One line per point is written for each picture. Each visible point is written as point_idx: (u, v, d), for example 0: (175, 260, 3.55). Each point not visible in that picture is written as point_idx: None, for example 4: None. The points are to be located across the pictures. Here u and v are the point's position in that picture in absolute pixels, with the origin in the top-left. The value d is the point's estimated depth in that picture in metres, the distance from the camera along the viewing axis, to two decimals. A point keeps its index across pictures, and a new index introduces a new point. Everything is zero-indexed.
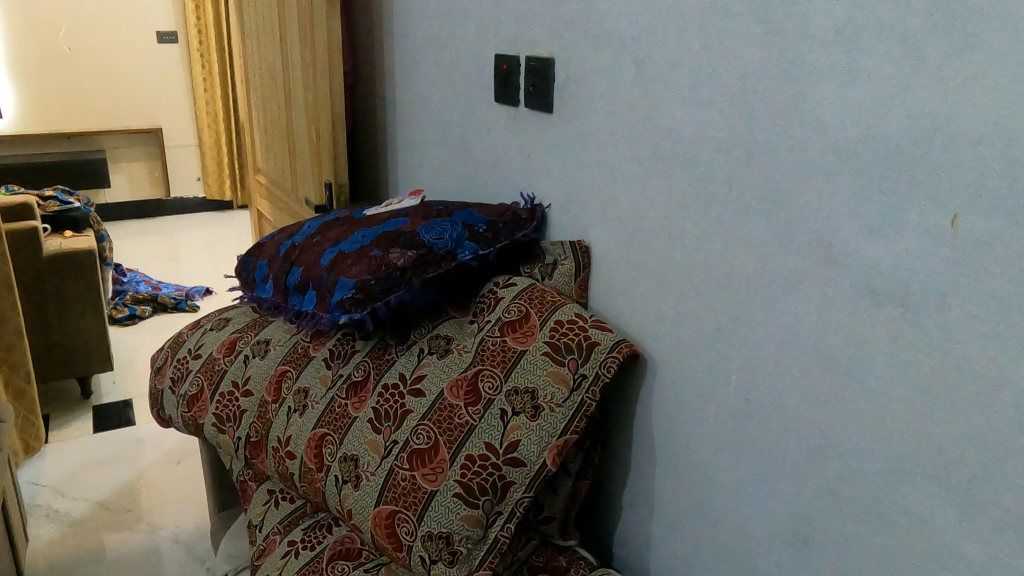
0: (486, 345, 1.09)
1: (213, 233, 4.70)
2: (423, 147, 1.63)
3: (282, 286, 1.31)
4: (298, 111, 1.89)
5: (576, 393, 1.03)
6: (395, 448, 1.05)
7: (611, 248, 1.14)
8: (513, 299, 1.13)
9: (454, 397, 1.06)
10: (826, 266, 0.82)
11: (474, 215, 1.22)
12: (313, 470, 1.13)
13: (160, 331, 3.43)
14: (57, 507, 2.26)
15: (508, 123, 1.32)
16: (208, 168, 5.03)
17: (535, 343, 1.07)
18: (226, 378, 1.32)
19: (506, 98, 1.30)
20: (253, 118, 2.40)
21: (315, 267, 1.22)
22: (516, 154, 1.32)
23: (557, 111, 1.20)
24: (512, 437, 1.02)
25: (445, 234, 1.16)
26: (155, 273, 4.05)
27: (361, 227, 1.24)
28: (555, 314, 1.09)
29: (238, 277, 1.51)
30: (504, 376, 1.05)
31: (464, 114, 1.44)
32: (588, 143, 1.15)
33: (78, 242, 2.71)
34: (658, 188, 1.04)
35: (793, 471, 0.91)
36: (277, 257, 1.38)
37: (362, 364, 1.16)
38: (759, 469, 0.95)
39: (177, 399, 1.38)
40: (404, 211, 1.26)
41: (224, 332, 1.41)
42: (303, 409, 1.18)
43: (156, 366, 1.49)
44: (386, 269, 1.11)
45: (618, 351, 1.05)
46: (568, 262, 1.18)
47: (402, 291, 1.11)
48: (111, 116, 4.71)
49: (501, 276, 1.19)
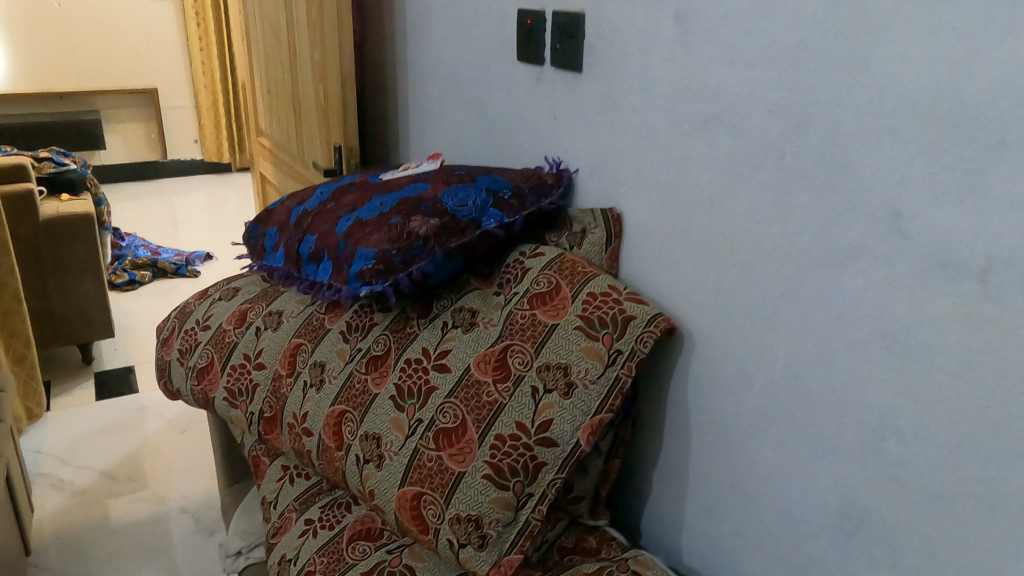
0: (514, 319, 1.04)
1: (212, 197, 4.62)
2: (438, 110, 1.55)
3: (294, 255, 1.25)
4: (304, 71, 1.80)
5: (610, 369, 0.98)
6: (420, 427, 1.00)
7: (645, 217, 1.08)
8: (542, 270, 1.07)
9: (482, 373, 1.00)
10: (892, 237, 0.76)
11: (498, 180, 1.15)
12: (332, 448, 1.08)
13: (161, 297, 3.37)
14: (62, 476, 2.22)
15: (532, 83, 1.25)
16: (205, 130, 4.93)
17: (567, 317, 1.01)
18: (237, 351, 1.27)
19: (529, 56, 1.22)
20: (255, 78, 2.31)
21: (330, 235, 1.16)
22: (540, 117, 1.25)
23: (585, 69, 1.13)
24: (544, 415, 0.97)
25: (468, 201, 1.10)
26: (154, 236, 3.98)
27: (379, 193, 1.18)
28: (588, 285, 1.03)
29: (245, 246, 1.44)
30: (535, 351, 1.00)
31: (483, 73, 1.37)
32: (619, 103, 1.08)
33: (75, 205, 2.64)
34: (699, 152, 0.97)
35: (843, 452, 0.86)
36: (288, 225, 1.31)
37: (382, 337, 1.11)
38: (806, 449, 0.90)
39: (186, 371, 1.33)
40: (422, 177, 1.19)
41: (233, 303, 1.35)
42: (320, 384, 1.13)
43: (163, 337, 1.43)
44: (407, 238, 1.05)
45: (655, 325, 0.99)
46: (598, 231, 1.12)
47: (425, 261, 1.05)
48: (103, 75, 4.60)
49: (527, 245, 1.13)
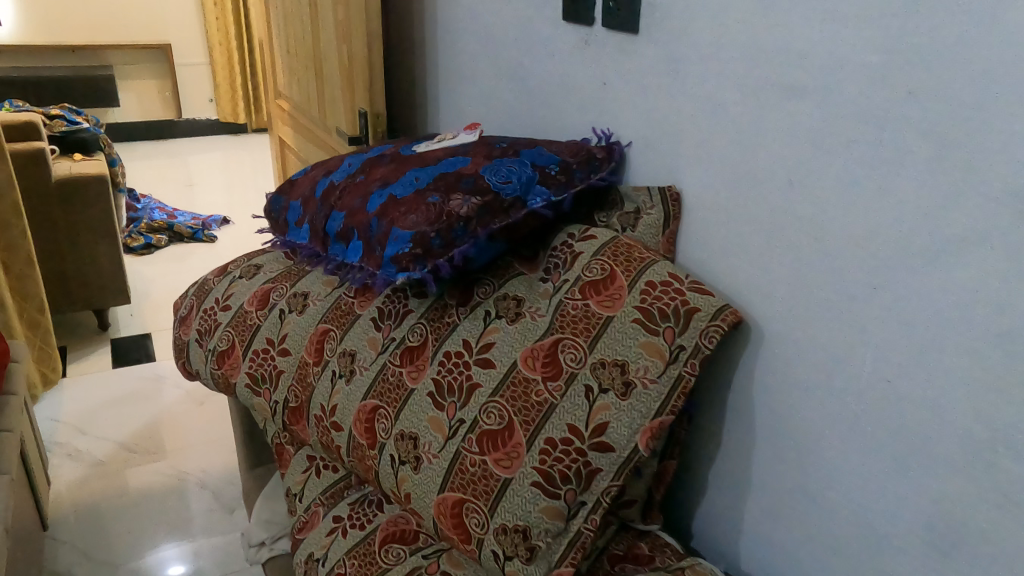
0: (564, 310, 0.94)
1: (228, 158, 4.51)
2: (473, 73, 1.43)
3: (320, 232, 1.15)
4: (326, 30, 1.69)
5: (672, 367, 0.88)
6: (462, 428, 0.91)
7: (707, 196, 0.96)
8: (593, 255, 0.97)
9: (530, 370, 0.91)
10: (1016, 226, 0.64)
11: (544, 154, 1.04)
12: (364, 446, 1.00)
13: (177, 262, 3.30)
14: (78, 446, 2.16)
15: (579, 46, 1.12)
16: (221, 89, 4.80)
17: (623, 308, 0.92)
18: (259, 335, 1.18)
19: (576, 16, 1.10)
20: (273, 37, 2.19)
21: (361, 212, 1.06)
22: (587, 83, 1.13)
23: (641, 29, 1.00)
24: (599, 418, 0.88)
25: (513, 176, 0.99)
26: (169, 198, 3.89)
27: (413, 167, 1.08)
28: (646, 273, 0.93)
29: (268, 219, 1.35)
30: (589, 346, 0.91)
31: (525, 34, 1.24)
32: (681, 69, 0.96)
33: (87, 167, 2.55)
34: (777, 125, 0.85)
35: (936, 472, 0.75)
36: (313, 198, 1.22)
37: (417, 326, 1.01)
38: (893, 463, 0.79)
39: (205, 354, 1.24)
40: (459, 150, 1.09)
41: (255, 281, 1.26)
42: (350, 375, 1.04)
43: (181, 315, 1.34)
44: (447, 219, 0.95)
45: (722, 320, 0.89)
46: (655, 211, 1.00)
47: (466, 245, 0.95)
48: (117, 30, 4.50)
49: (575, 225, 1.03)
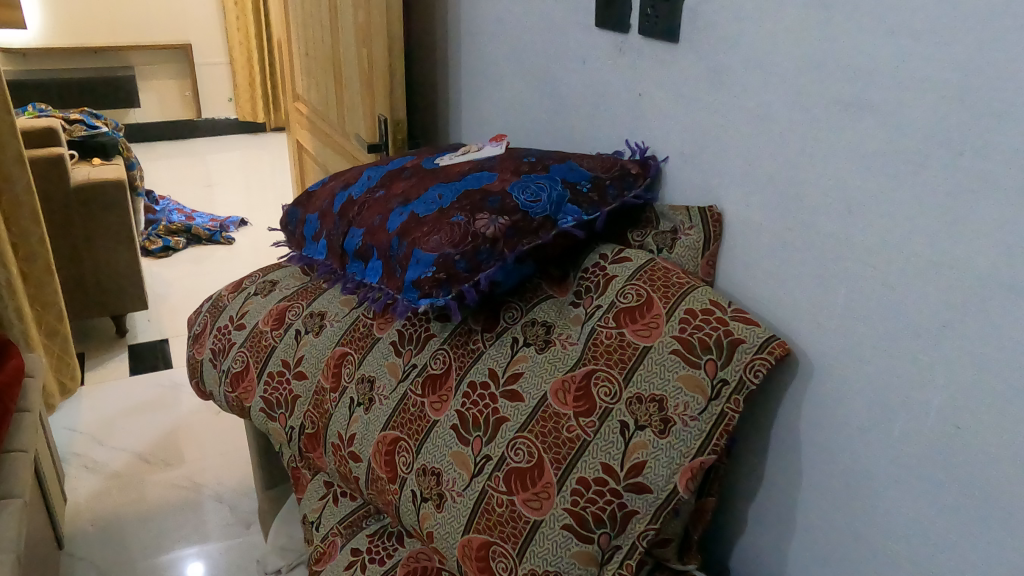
0: (597, 339, 0.88)
1: (246, 157, 4.48)
2: (499, 79, 1.37)
3: (338, 250, 1.10)
4: (346, 34, 1.63)
5: (714, 403, 0.82)
6: (488, 465, 0.86)
7: (750, 217, 0.89)
8: (628, 279, 0.91)
9: (560, 404, 0.85)
10: None
11: (575, 169, 0.98)
12: (384, 479, 0.94)
13: (195, 264, 3.26)
14: (95, 457, 2.12)
15: (613, 53, 1.06)
16: (241, 88, 4.77)
17: (661, 338, 0.85)
18: (274, 357, 1.12)
19: (610, 21, 1.03)
20: (292, 39, 2.14)
21: (381, 230, 1.01)
22: (622, 93, 1.06)
23: (682, 36, 0.93)
24: (635, 457, 0.81)
25: (542, 195, 0.94)
26: (188, 199, 3.86)
27: (436, 182, 1.02)
28: (685, 301, 0.87)
29: (284, 232, 1.30)
30: (624, 379, 0.84)
31: (555, 40, 1.18)
32: (726, 79, 0.89)
33: (105, 171, 2.51)
34: (827, 144, 0.78)
35: (1004, 533, 0.67)
36: (331, 212, 1.16)
37: (440, 352, 0.96)
38: (952, 518, 0.72)
39: (219, 375, 1.19)
40: (485, 163, 1.03)
41: (271, 299, 1.21)
42: (369, 403, 0.98)
43: (194, 332, 1.29)
44: (472, 240, 0.89)
45: (769, 352, 0.82)
46: (694, 232, 0.94)
47: (493, 268, 0.89)
48: (138, 30, 4.48)
49: (608, 246, 0.97)
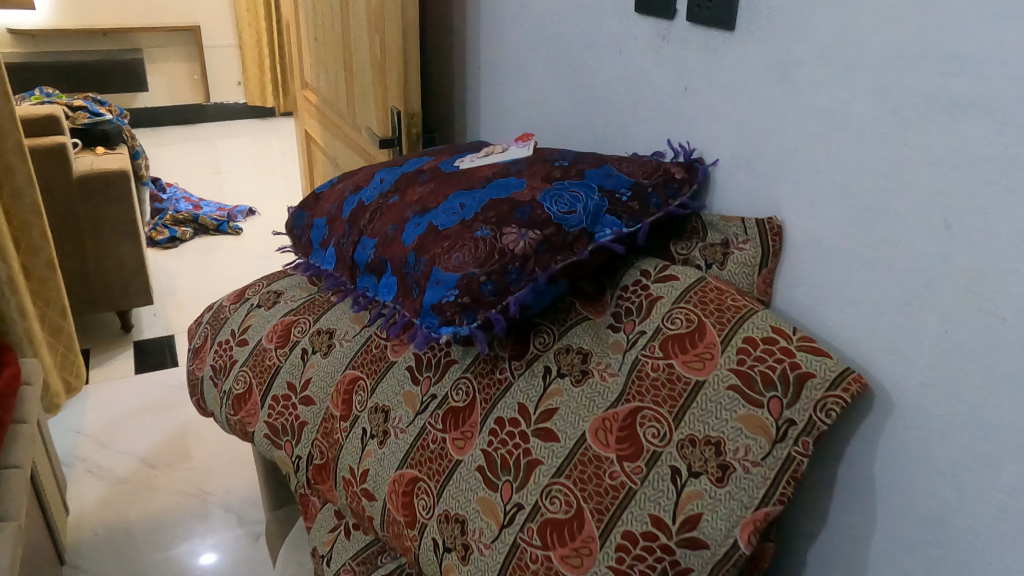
0: (642, 370, 0.78)
1: (255, 143, 4.36)
2: (524, 71, 1.26)
3: (348, 262, 1.00)
4: (358, 19, 1.52)
5: (779, 447, 0.72)
6: (519, 515, 0.76)
7: (818, 231, 0.79)
8: (676, 301, 0.81)
9: (601, 446, 0.75)
10: None
11: (614, 176, 0.88)
12: (401, 523, 0.84)
13: (203, 255, 3.16)
14: (100, 462, 2.02)
15: (658, 43, 0.95)
16: (250, 71, 4.65)
17: (716, 371, 0.75)
18: (279, 379, 1.02)
19: (657, 9, 0.93)
20: (302, 23, 2.03)
21: (395, 242, 0.90)
22: (667, 88, 0.95)
23: (738, 23, 0.83)
24: (690, 508, 0.71)
25: (577, 206, 0.83)
26: (196, 186, 3.75)
27: (457, 188, 0.91)
28: (742, 328, 0.77)
29: (290, 237, 1.20)
30: (675, 419, 0.74)
31: (591, 27, 1.07)
32: (791, 73, 0.78)
33: (110, 161, 2.41)
34: (918, 150, 0.67)
35: None
36: (340, 218, 1.06)
37: (462, 382, 0.86)
38: None
39: (220, 396, 1.09)
40: (513, 166, 0.92)
41: (274, 312, 1.11)
42: (384, 436, 0.88)
43: (194, 346, 1.19)
44: (499, 259, 0.79)
45: (843, 389, 0.72)
46: (750, 247, 0.84)
47: (524, 291, 0.79)
48: (145, 13, 4.37)
49: (650, 261, 0.87)
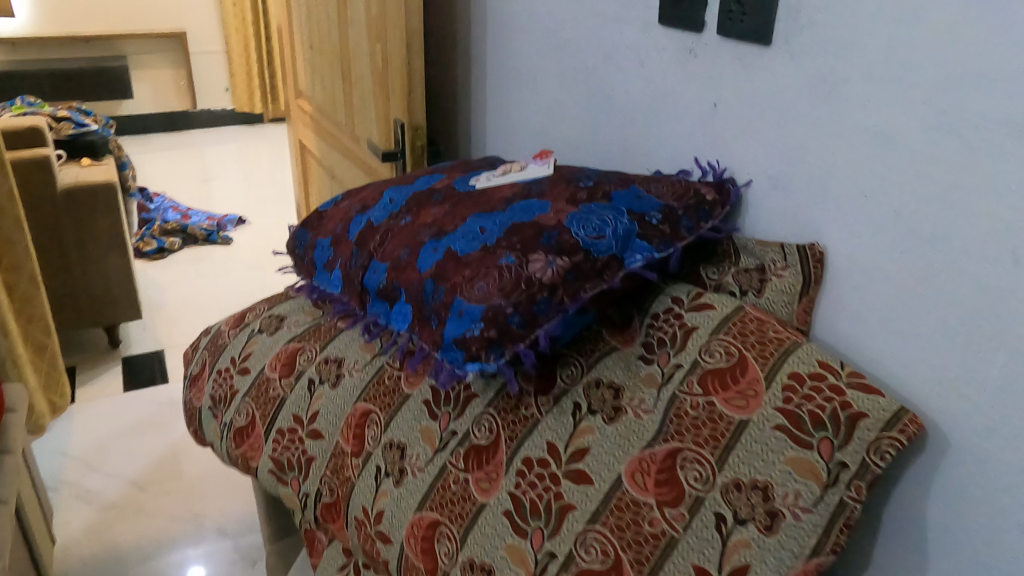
0: (680, 408, 0.73)
1: (244, 150, 4.29)
2: (536, 82, 1.21)
3: (356, 286, 0.94)
4: (357, 28, 1.46)
5: (831, 491, 0.67)
6: (551, 564, 0.70)
7: (865, 258, 0.74)
8: (713, 332, 0.76)
9: (640, 490, 0.70)
10: None
11: (643, 198, 0.83)
12: (419, 570, 0.79)
13: (192, 266, 3.09)
14: (88, 486, 1.95)
15: (685, 57, 0.91)
16: (237, 77, 4.57)
17: (761, 409, 0.70)
18: (284, 411, 0.97)
19: (684, 21, 0.89)
20: (295, 30, 1.97)
21: (409, 268, 0.85)
22: (694, 104, 0.91)
23: (776, 37, 0.79)
24: (737, 559, 0.66)
25: (606, 229, 0.79)
26: (184, 194, 3.68)
27: (475, 210, 0.86)
28: (787, 362, 0.72)
29: (291, 257, 1.14)
30: (718, 461, 0.69)
31: (610, 39, 1.03)
32: (835, 91, 0.74)
33: (96, 172, 2.34)
34: (982, 175, 0.62)
35: None
36: (346, 239, 1.00)
37: (484, 418, 0.81)
38: None
39: (221, 428, 1.04)
40: (534, 186, 0.87)
41: (277, 338, 1.05)
42: (400, 476, 0.83)
43: (192, 373, 1.13)
44: (526, 288, 0.74)
45: (900, 430, 0.67)
46: (790, 275, 0.79)
47: (553, 322, 0.74)
48: (130, 18, 4.29)
49: (682, 288, 0.83)
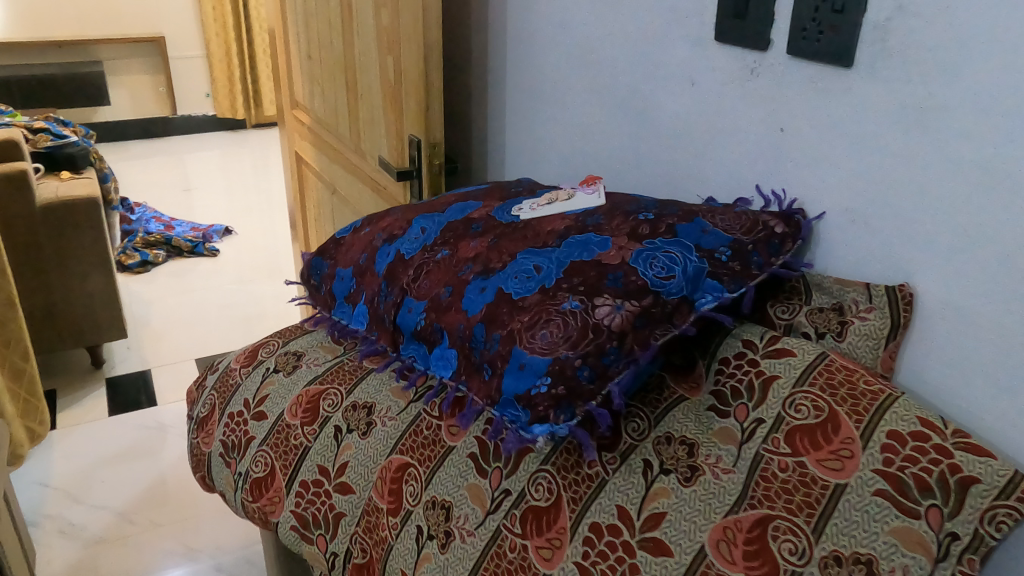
0: (767, 469, 0.66)
1: (226, 157, 4.17)
2: (565, 98, 1.14)
3: (387, 325, 0.86)
4: (365, 38, 1.38)
5: (942, 566, 0.60)
6: None
7: (965, 301, 0.68)
8: (797, 383, 0.69)
9: (727, 563, 0.63)
10: None
11: (709, 232, 0.76)
12: None
13: (177, 280, 2.98)
14: (72, 520, 1.84)
15: (745, 77, 0.84)
16: (218, 82, 4.45)
17: (859, 471, 0.64)
18: (307, 462, 0.88)
19: (746, 39, 0.82)
20: (288, 38, 1.88)
21: (453, 309, 0.77)
22: (756, 128, 0.84)
23: (857, 59, 0.72)
24: None
25: (675, 268, 0.71)
26: (165, 204, 3.56)
27: (525, 245, 0.78)
28: (885, 420, 0.66)
29: (303, 285, 1.04)
30: (814, 531, 0.63)
31: (654, 56, 0.96)
32: (929, 119, 0.68)
33: (78, 186, 2.23)
34: None
35: None
36: (371, 270, 0.92)
37: (541, 476, 0.73)
38: None
39: (235, 478, 0.95)
40: (588, 219, 0.79)
41: (294, 376, 0.96)
42: (446, 539, 0.75)
43: (198, 415, 1.04)
44: (594, 338, 0.66)
45: (1018, 500, 0.60)
46: (877, 318, 0.73)
47: (625, 376, 0.66)
48: (106, 23, 4.16)
49: (754, 330, 0.76)
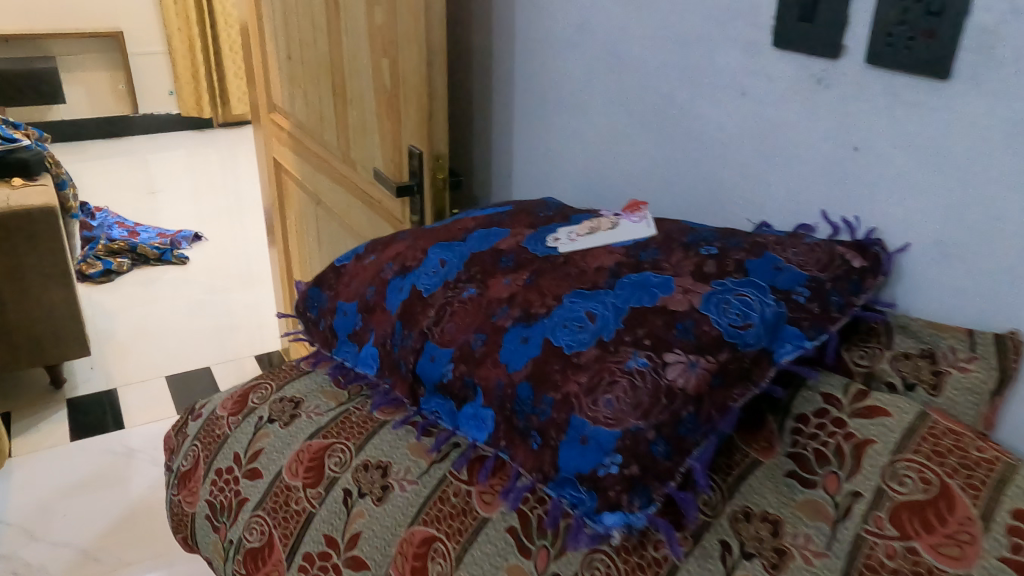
0: (872, 556, 0.56)
1: (193, 158, 4.00)
2: (586, 106, 1.03)
3: (405, 374, 0.75)
4: (354, 37, 1.26)
5: None
6: None
7: None
8: (897, 450, 0.60)
9: None
10: None
11: (783, 268, 0.66)
12: None
13: (143, 290, 2.82)
14: (29, 559, 1.67)
15: (811, 88, 0.74)
16: (183, 80, 4.26)
17: (983, 561, 0.53)
18: (312, 531, 0.76)
19: (815, 44, 0.72)
20: (264, 36, 1.74)
21: (488, 361, 0.66)
22: (823, 146, 0.74)
23: (955, 69, 0.62)
24: None
25: (750, 314, 0.61)
26: (129, 208, 3.38)
27: (570, 286, 0.68)
28: (1006, 496, 0.56)
29: (299, 318, 0.92)
30: None
31: (696, 62, 0.85)
32: None
33: (32, 193, 2.06)
34: None
35: None
36: (380, 306, 0.80)
37: (597, 559, 0.62)
38: None
39: (226, 547, 0.82)
40: (643, 254, 0.70)
41: (293, 428, 0.84)
42: None
43: (179, 469, 0.91)
44: (667, 404, 0.56)
45: None
46: (981, 371, 0.64)
47: (705, 451, 0.56)
48: (60, 18, 3.96)
49: (834, 381, 0.66)
